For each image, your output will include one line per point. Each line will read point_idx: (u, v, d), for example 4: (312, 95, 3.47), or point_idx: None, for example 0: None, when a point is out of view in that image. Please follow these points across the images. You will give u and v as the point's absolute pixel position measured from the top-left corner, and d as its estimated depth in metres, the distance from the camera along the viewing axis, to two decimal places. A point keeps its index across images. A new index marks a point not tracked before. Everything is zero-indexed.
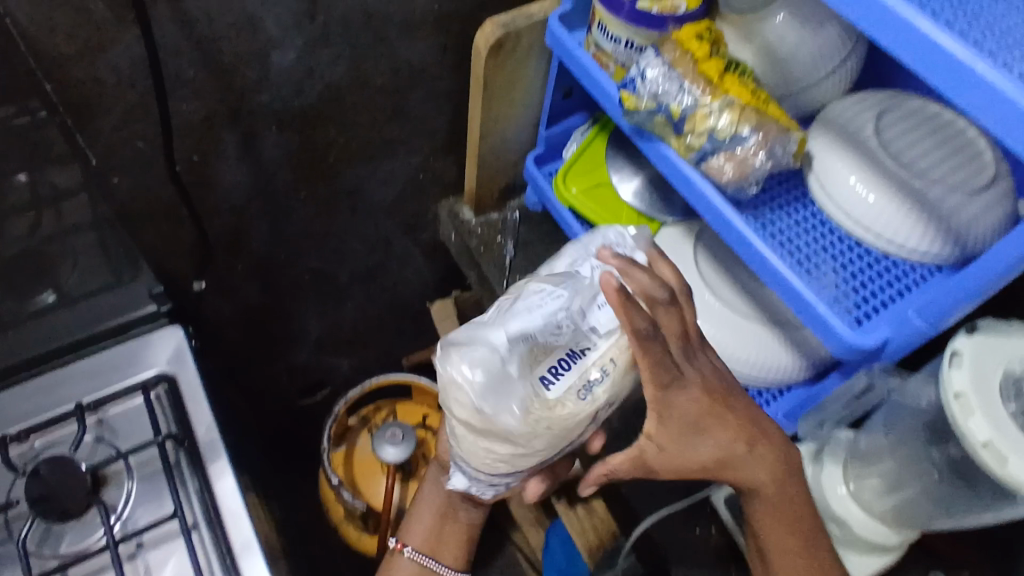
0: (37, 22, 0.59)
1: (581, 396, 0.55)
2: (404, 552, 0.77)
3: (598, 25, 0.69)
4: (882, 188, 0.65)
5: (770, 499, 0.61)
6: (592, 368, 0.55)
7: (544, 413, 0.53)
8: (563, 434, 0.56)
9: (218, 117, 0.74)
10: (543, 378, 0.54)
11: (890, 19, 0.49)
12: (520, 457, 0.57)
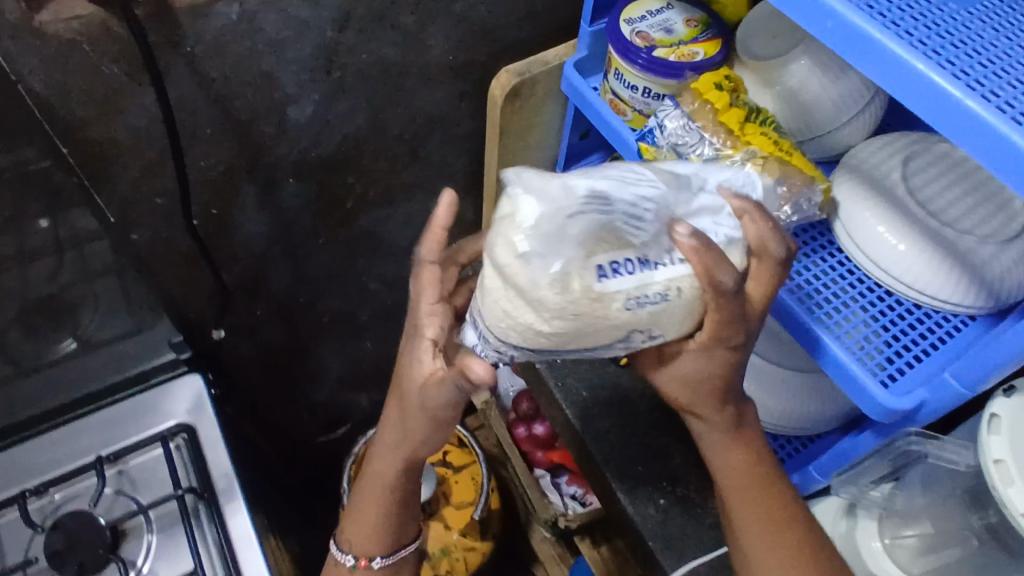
0: (52, 88, 0.59)
1: (629, 305, 0.45)
2: (372, 565, 0.66)
3: (615, 73, 0.69)
4: (912, 236, 0.63)
5: (736, 474, 0.61)
6: (657, 284, 0.46)
7: (585, 299, 0.43)
8: (586, 332, 0.46)
9: (236, 170, 0.74)
10: (602, 266, 0.44)
11: (912, 79, 0.47)
12: (531, 336, 0.46)
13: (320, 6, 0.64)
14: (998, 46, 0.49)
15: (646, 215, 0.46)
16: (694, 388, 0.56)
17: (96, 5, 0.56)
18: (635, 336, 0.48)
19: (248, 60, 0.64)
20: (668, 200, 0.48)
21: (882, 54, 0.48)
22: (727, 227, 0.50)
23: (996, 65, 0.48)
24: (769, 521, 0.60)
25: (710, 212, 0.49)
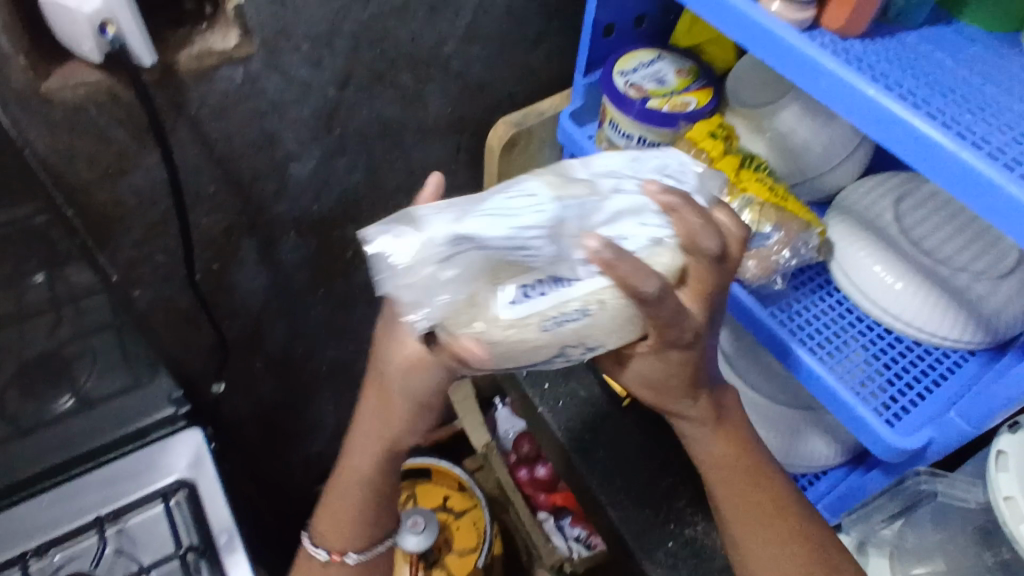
0: (57, 151, 0.59)
1: (546, 326, 0.46)
2: (347, 560, 0.67)
3: (609, 122, 0.70)
4: (907, 275, 0.64)
5: (721, 471, 0.60)
6: (569, 303, 0.46)
7: (492, 329, 0.46)
8: (515, 356, 0.48)
9: (237, 227, 0.75)
10: (509, 294, 0.46)
11: (905, 130, 0.49)
12: (469, 362, 0.49)
13: (322, 69, 0.65)
14: (979, 97, 0.52)
15: (533, 243, 0.44)
16: (659, 388, 0.56)
17: (104, 72, 0.57)
18: (574, 351, 0.49)
19: (251, 122, 0.66)
20: (569, 217, 0.46)
21: (875, 106, 0.50)
22: (653, 227, 0.48)
23: (982, 115, 0.50)
24: (764, 523, 0.59)
25: (630, 216, 0.48)
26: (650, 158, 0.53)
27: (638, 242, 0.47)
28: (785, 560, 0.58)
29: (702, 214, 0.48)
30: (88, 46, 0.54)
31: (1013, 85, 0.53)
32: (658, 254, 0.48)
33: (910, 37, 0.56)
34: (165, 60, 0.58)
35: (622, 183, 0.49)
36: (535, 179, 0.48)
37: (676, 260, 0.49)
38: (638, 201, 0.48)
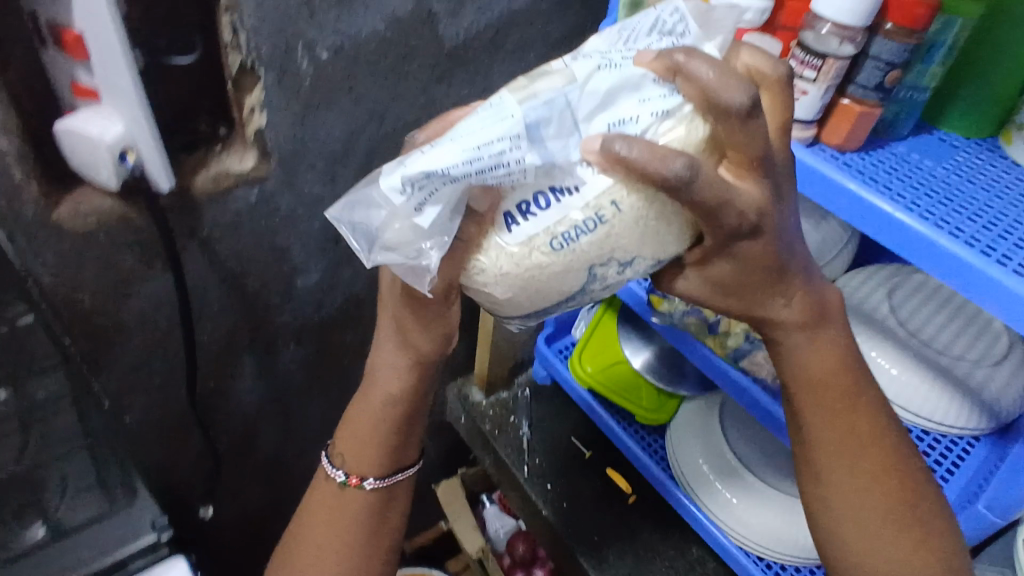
0: (61, 278, 0.56)
1: (555, 244, 0.42)
2: (364, 485, 0.59)
3: None
4: (910, 364, 0.66)
5: (816, 390, 0.54)
6: (577, 214, 0.41)
7: (503, 263, 0.43)
8: (540, 284, 0.44)
9: (238, 341, 0.72)
10: (507, 221, 0.42)
11: (913, 239, 0.52)
12: (501, 306, 0.46)
13: (334, 184, 0.66)
14: (972, 200, 0.56)
15: (503, 162, 0.38)
16: (724, 293, 0.49)
17: (117, 199, 0.55)
18: (611, 269, 0.45)
19: (261, 237, 0.65)
20: (548, 120, 0.39)
21: (883, 218, 0.54)
22: (658, 99, 0.41)
23: (979, 219, 0.54)
24: (856, 455, 0.54)
25: (630, 97, 0.41)
26: (643, 18, 0.44)
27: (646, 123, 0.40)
28: (867, 500, 0.53)
29: (712, 62, 0.39)
30: (105, 171, 0.52)
31: (997, 188, 0.58)
32: (670, 129, 0.41)
33: (899, 148, 0.60)
34: (181, 184, 0.57)
35: (609, 58, 0.42)
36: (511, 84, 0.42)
37: (701, 132, 0.42)
38: (630, 77, 0.41)
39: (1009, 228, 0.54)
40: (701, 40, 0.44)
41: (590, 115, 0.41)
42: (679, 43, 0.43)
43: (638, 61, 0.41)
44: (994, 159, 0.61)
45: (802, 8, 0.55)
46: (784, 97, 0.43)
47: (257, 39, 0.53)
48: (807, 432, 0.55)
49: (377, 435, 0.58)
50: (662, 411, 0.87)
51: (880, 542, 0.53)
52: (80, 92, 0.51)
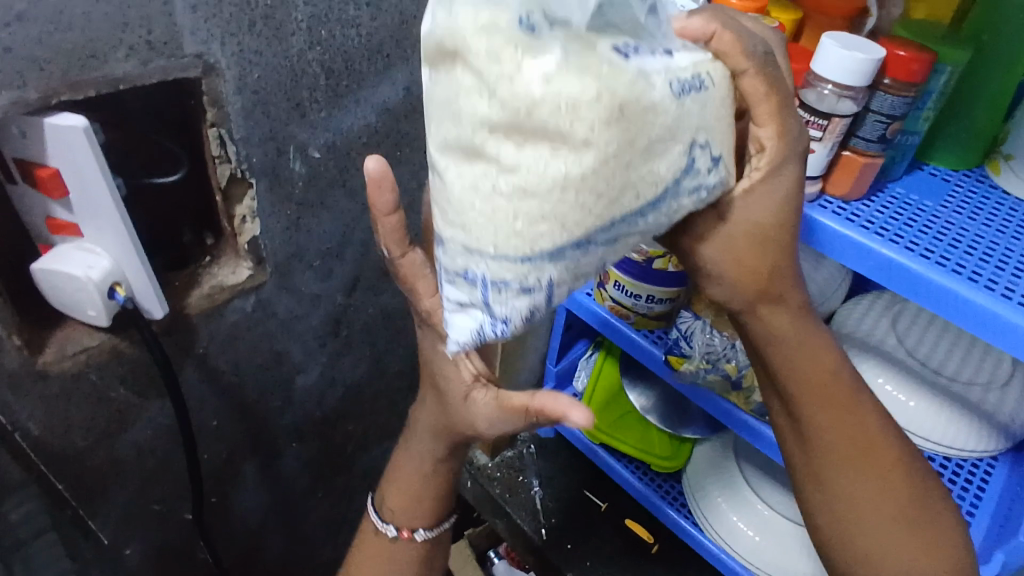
0: (50, 426, 0.51)
1: (674, 88, 0.31)
2: (416, 537, 0.53)
3: (614, 283, 0.72)
4: (925, 394, 0.66)
5: (818, 393, 0.46)
6: (688, 63, 0.32)
7: (619, 86, 0.28)
8: (641, 140, 0.30)
9: (240, 451, 0.67)
10: (617, 48, 0.30)
11: (927, 286, 0.52)
12: (572, 203, 0.31)
13: (331, 279, 0.62)
14: (975, 239, 0.57)
15: None
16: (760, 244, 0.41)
17: (107, 333, 0.51)
18: (700, 159, 0.34)
19: (259, 344, 0.61)
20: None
21: (896, 266, 0.53)
22: None
23: (989, 258, 0.55)
24: (861, 451, 0.47)
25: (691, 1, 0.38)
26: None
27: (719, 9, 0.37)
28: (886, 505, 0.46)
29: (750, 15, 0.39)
30: (92, 309, 0.47)
31: (997, 223, 0.59)
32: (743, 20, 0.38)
33: (898, 190, 0.61)
34: (173, 306, 0.53)
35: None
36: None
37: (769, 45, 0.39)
38: None
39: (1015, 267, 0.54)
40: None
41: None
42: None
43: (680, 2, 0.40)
44: (987, 191, 0.62)
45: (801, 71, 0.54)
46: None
47: (247, 149, 0.49)
48: (812, 439, 0.48)
49: (425, 488, 0.52)
50: (678, 456, 0.86)
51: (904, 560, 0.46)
52: (58, 227, 0.47)
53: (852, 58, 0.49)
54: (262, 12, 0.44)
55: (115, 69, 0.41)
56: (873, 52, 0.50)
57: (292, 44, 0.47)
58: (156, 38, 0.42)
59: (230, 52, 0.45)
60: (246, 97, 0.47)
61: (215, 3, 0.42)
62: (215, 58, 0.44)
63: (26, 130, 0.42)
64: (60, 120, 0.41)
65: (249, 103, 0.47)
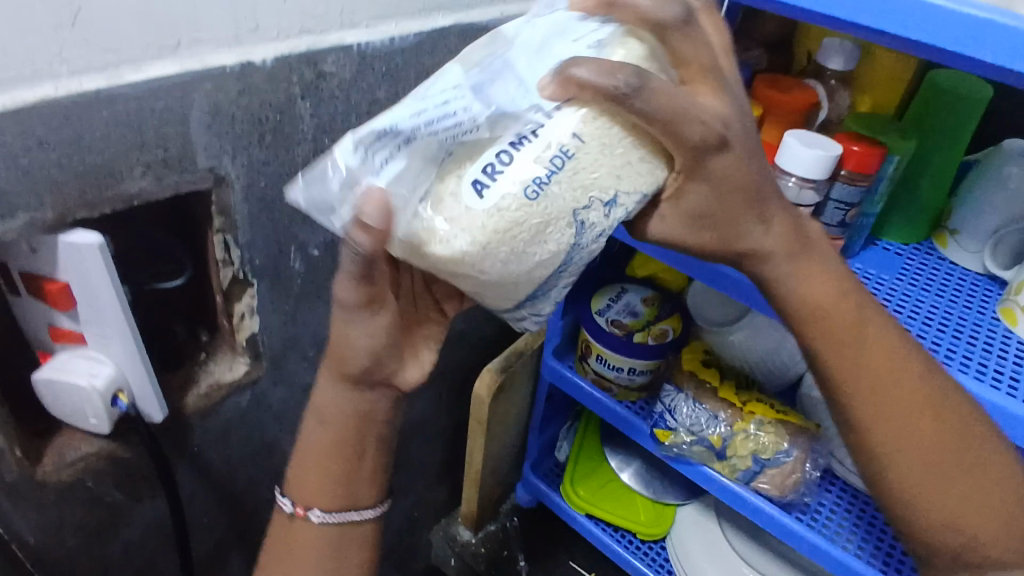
0: (45, 536, 0.50)
1: (533, 196, 0.33)
2: (311, 517, 0.50)
3: (598, 357, 0.74)
4: None
5: (822, 326, 0.45)
6: (542, 155, 0.33)
7: (481, 229, 0.33)
8: (522, 248, 0.34)
9: (228, 546, 0.66)
10: (473, 183, 0.33)
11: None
12: (498, 292, 0.37)
13: None
14: (931, 311, 0.62)
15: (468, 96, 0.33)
16: (700, 227, 0.41)
17: (106, 438, 0.50)
18: (596, 217, 0.36)
19: (252, 437, 0.61)
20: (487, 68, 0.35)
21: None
22: (591, 34, 0.36)
23: (946, 330, 0.60)
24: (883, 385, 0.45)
25: (567, 29, 0.36)
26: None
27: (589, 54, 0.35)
28: (922, 441, 0.44)
29: None
30: (94, 417, 0.47)
31: (949, 294, 0.64)
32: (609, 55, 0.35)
33: (858, 267, 0.66)
34: (173, 407, 0.53)
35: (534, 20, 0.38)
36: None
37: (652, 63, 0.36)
38: (565, 27, 0.36)
39: (968, 336, 0.59)
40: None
41: (523, 48, 0.36)
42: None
43: (564, 17, 0.37)
44: (938, 262, 0.68)
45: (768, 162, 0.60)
46: (717, 21, 0.40)
47: (251, 252, 0.51)
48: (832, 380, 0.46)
49: (328, 460, 0.49)
50: (660, 523, 0.84)
51: (943, 484, 0.44)
52: (60, 334, 0.47)
53: (814, 155, 0.54)
54: (272, 126, 0.47)
55: (130, 186, 0.42)
56: (831, 148, 0.55)
57: (297, 151, 0.50)
58: (171, 155, 0.43)
59: (240, 164, 0.47)
60: (252, 204, 0.49)
61: (228, 121, 0.45)
62: (225, 170, 0.46)
63: (37, 246, 0.42)
64: (75, 237, 0.42)
65: (255, 208, 0.49)
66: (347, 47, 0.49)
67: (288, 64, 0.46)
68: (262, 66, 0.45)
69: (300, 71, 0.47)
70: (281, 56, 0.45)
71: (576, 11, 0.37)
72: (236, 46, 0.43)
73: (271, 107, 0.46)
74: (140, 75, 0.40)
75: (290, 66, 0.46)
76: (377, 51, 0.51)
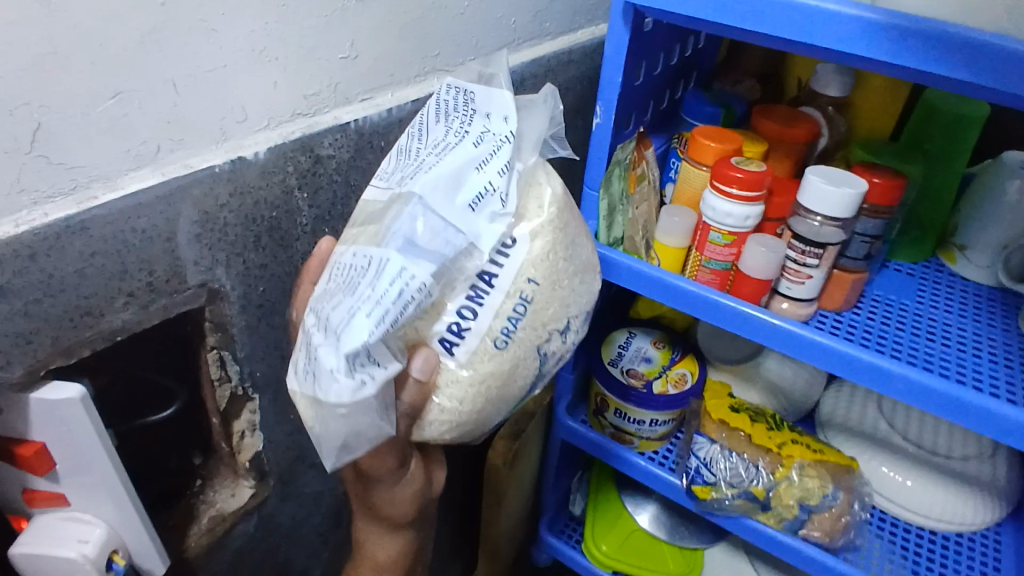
0: None
1: (499, 345, 0.37)
2: None
3: (617, 412, 0.70)
4: (915, 471, 0.68)
5: None
6: (504, 306, 0.37)
7: (461, 385, 0.37)
8: (506, 387, 0.39)
9: None
10: (443, 343, 0.37)
11: (901, 381, 0.51)
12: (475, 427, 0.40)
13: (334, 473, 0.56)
14: (950, 332, 0.60)
15: (414, 268, 0.34)
16: None
17: None
18: (557, 344, 0.41)
19: (261, 563, 0.53)
20: (411, 225, 0.35)
21: (855, 364, 0.52)
22: (494, 164, 0.37)
23: (979, 355, 0.57)
24: None
25: (472, 156, 0.37)
26: (430, 108, 0.42)
27: (506, 182, 0.37)
28: None
29: None
30: None
31: (971, 312, 0.63)
32: (536, 198, 0.39)
33: (876, 293, 0.64)
34: (174, 553, 0.45)
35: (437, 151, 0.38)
36: (340, 252, 0.37)
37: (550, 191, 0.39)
38: (470, 156, 0.37)
39: (982, 353, 0.57)
40: (491, 90, 0.41)
41: (436, 188, 0.35)
42: (479, 109, 0.41)
43: (462, 147, 0.37)
44: (951, 279, 0.67)
45: (785, 201, 0.58)
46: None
47: (252, 366, 0.44)
48: None
49: None
50: (693, 569, 0.80)
51: None
52: (36, 498, 0.39)
53: (841, 193, 0.52)
54: (268, 225, 0.41)
55: (112, 320, 0.36)
56: (858, 185, 0.52)
57: (296, 247, 0.44)
58: (158, 278, 0.37)
59: (235, 273, 0.41)
60: (251, 313, 0.43)
61: (219, 228, 0.39)
62: (219, 283, 0.40)
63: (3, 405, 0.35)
64: (50, 392, 0.35)
65: (254, 317, 0.43)
66: (344, 126, 0.44)
67: (283, 154, 0.40)
68: (254, 161, 0.39)
69: (295, 159, 0.41)
70: (273, 146, 0.40)
71: (468, 144, 0.38)
72: (224, 142, 0.38)
73: (266, 205, 0.41)
74: (116, 193, 0.34)
75: (285, 155, 0.41)
76: (374, 126, 0.46)
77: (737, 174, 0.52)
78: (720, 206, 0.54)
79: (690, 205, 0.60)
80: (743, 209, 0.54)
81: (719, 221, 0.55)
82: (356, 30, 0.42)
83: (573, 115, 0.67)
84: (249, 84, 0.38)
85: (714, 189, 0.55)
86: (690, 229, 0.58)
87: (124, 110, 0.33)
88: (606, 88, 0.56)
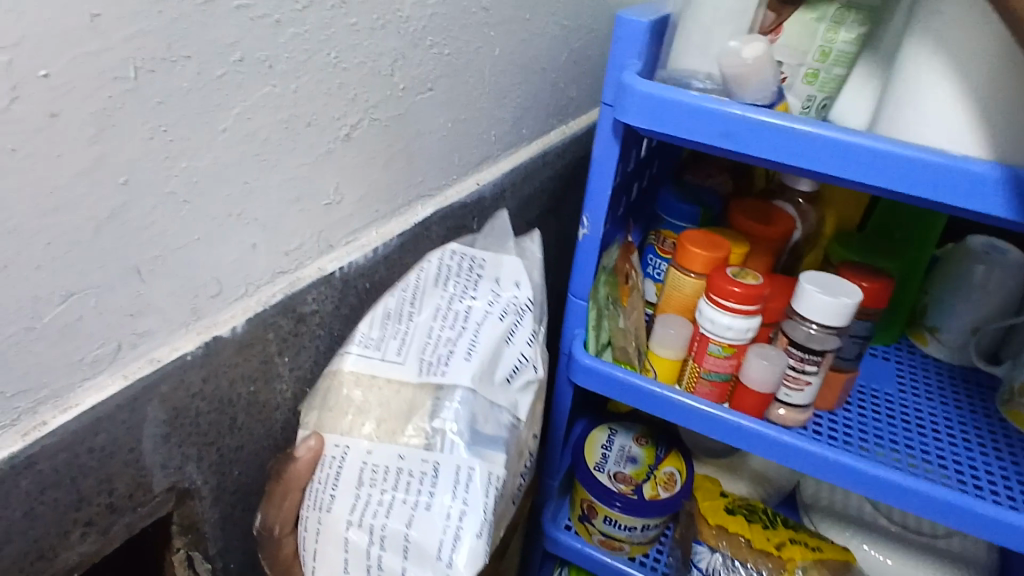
0: None
1: (514, 499, 0.42)
2: None
3: (607, 519, 0.66)
4: (901, 552, 0.67)
5: None
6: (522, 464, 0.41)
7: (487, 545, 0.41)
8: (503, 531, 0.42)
9: None
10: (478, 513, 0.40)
11: (919, 497, 0.48)
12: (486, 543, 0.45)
13: None
14: (933, 422, 0.59)
15: (494, 462, 0.36)
16: None
17: None
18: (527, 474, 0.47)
19: None
20: (470, 421, 0.36)
21: (862, 476, 0.49)
22: (518, 333, 0.40)
23: (965, 448, 0.56)
24: None
25: (504, 329, 0.39)
26: (430, 267, 0.42)
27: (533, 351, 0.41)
28: None
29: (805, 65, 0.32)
30: None
31: (952, 399, 0.62)
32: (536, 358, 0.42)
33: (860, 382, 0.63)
34: None
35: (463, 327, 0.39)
36: (358, 453, 0.36)
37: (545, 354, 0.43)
38: (500, 331, 0.39)
39: (973, 446, 0.56)
40: (498, 257, 0.43)
41: (482, 374, 0.37)
42: (475, 275, 0.42)
43: (488, 325, 0.39)
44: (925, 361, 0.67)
45: (780, 307, 0.55)
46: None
47: (225, 560, 0.39)
48: None
49: None
50: None
51: None
52: None
53: (840, 304, 0.49)
54: (246, 401, 0.36)
55: (68, 557, 0.29)
56: (853, 292, 0.50)
57: (276, 416, 0.39)
58: (120, 495, 0.31)
59: (208, 466, 0.35)
60: (225, 501, 0.37)
61: (190, 421, 0.33)
62: (191, 480, 0.34)
63: None
64: None
65: (229, 506, 0.37)
66: (329, 277, 0.39)
67: (264, 322, 0.35)
68: (232, 337, 0.34)
69: (277, 324, 0.36)
70: (252, 317, 0.35)
71: (487, 314, 0.40)
72: (197, 321, 0.32)
73: (244, 381, 0.35)
74: (70, 411, 0.28)
75: (266, 322, 0.35)
76: (360, 270, 0.41)
77: (736, 287, 0.50)
78: (720, 319, 0.52)
79: (681, 309, 0.57)
80: (743, 321, 0.51)
81: (719, 333, 0.52)
82: (338, 173, 0.37)
83: (547, 214, 0.64)
84: (226, 251, 0.32)
85: (710, 300, 0.52)
86: (687, 339, 0.55)
87: (79, 311, 0.27)
88: (592, 197, 0.52)
